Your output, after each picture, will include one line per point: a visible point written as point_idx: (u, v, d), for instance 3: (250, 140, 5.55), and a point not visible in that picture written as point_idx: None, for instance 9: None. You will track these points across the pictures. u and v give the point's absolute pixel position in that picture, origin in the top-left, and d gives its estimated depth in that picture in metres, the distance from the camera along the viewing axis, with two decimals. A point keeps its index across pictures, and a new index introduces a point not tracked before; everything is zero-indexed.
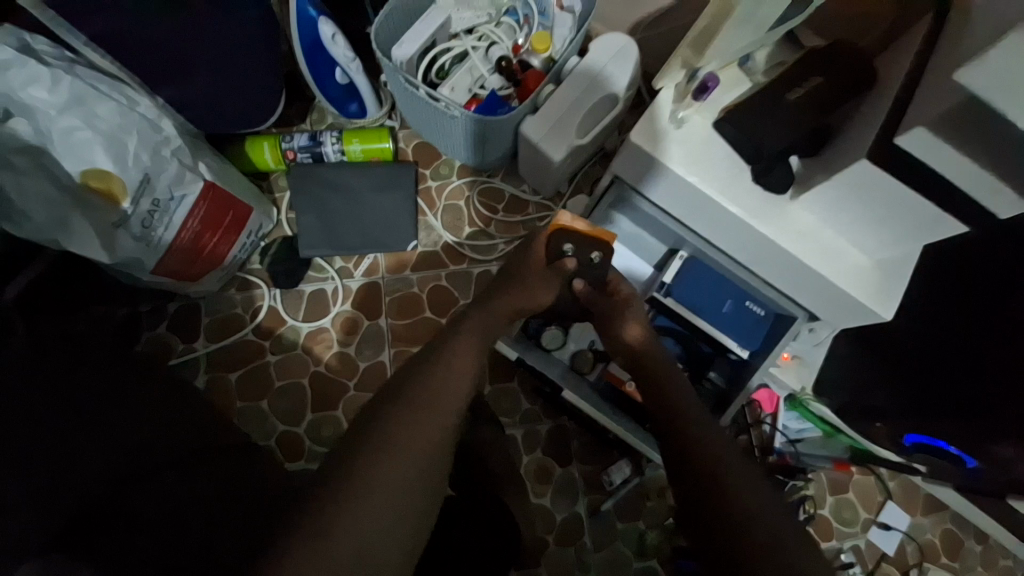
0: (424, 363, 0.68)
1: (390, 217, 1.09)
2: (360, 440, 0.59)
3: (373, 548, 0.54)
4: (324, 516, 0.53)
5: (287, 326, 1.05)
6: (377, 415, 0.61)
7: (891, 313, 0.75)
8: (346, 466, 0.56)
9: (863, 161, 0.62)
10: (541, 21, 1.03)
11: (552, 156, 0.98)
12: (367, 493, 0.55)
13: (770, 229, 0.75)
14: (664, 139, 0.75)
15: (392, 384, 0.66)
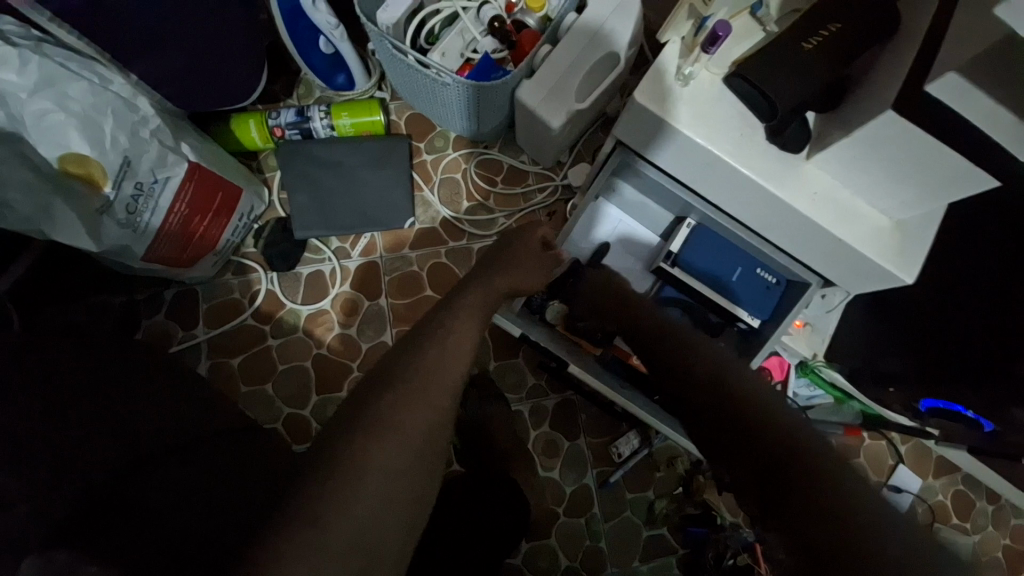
0: (426, 343, 0.66)
1: (386, 192, 1.06)
2: (358, 421, 0.57)
3: (374, 532, 0.53)
4: (323, 503, 0.51)
5: (286, 309, 1.04)
6: (377, 396, 0.59)
7: (911, 276, 0.71)
8: (347, 450, 0.54)
9: (889, 113, 0.58)
10: None
11: (551, 123, 0.93)
12: (368, 477, 0.54)
13: (783, 192, 0.71)
14: (670, 98, 0.70)
15: (393, 365, 0.63)
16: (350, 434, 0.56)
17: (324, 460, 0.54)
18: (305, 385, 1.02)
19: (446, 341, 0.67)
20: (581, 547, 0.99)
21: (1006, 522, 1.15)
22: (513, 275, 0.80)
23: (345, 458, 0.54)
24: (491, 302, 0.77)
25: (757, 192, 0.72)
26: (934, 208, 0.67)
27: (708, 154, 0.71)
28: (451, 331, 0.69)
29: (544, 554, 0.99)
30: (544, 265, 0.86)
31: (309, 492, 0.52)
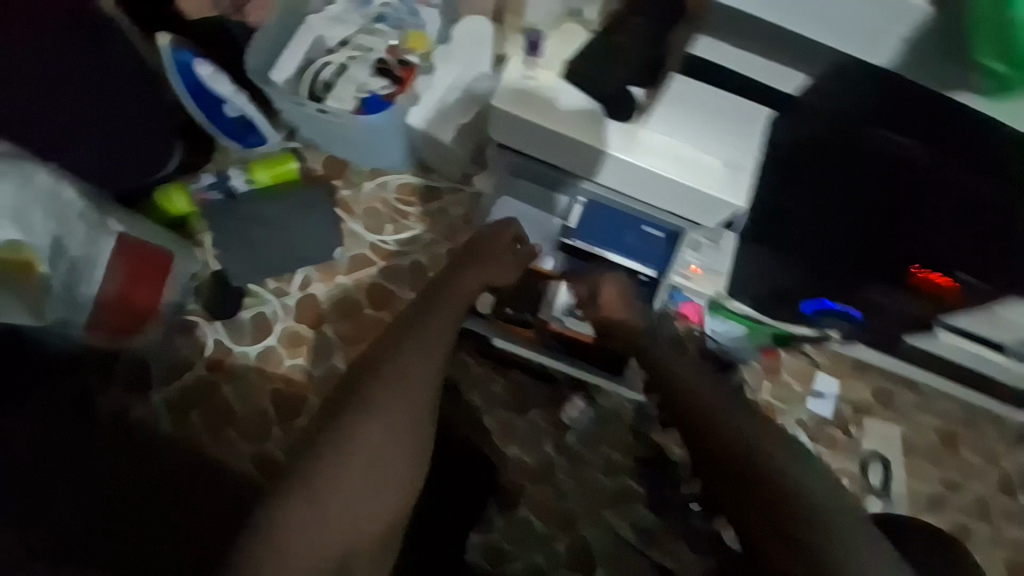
0: (391, 349, 0.71)
1: (313, 231, 1.16)
2: (328, 427, 0.63)
3: (344, 529, 0.59)
4: (297, 500, 0.58)
5: (236, 354, 1.10)
6: (345, 403, 0.65)
7: (742, 201, 0.84)
8: (321, 451, 0.61)
9: (678, 77, 0.75)
10: (413, 21, 1.11)
11: (440, 136, 1.07)
12: (335, 474, 0.60)
13: (634, 155, 0.84)
14: (521, 97, 0.85)
15: (363, 371, 0.68)
16: (320, 440, 0.62)
17: (298, 459, 0.61)
18: (265, 422, 1.07)
19: (409, 341, 0.72)
20: (551, 511, 1.08)
21: (929, 404, 1.27)
22: (483, 273, 0.89)
23: (317, 462, 0.60)
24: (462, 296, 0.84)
25: (609, 162, 0.85)
26: (750, 142, 0.82)
27: (559, 137, 0.85)
28: (414, 333, 0.73)
29: (519, 525, 1.06)
30: (510, 264, 0.95)
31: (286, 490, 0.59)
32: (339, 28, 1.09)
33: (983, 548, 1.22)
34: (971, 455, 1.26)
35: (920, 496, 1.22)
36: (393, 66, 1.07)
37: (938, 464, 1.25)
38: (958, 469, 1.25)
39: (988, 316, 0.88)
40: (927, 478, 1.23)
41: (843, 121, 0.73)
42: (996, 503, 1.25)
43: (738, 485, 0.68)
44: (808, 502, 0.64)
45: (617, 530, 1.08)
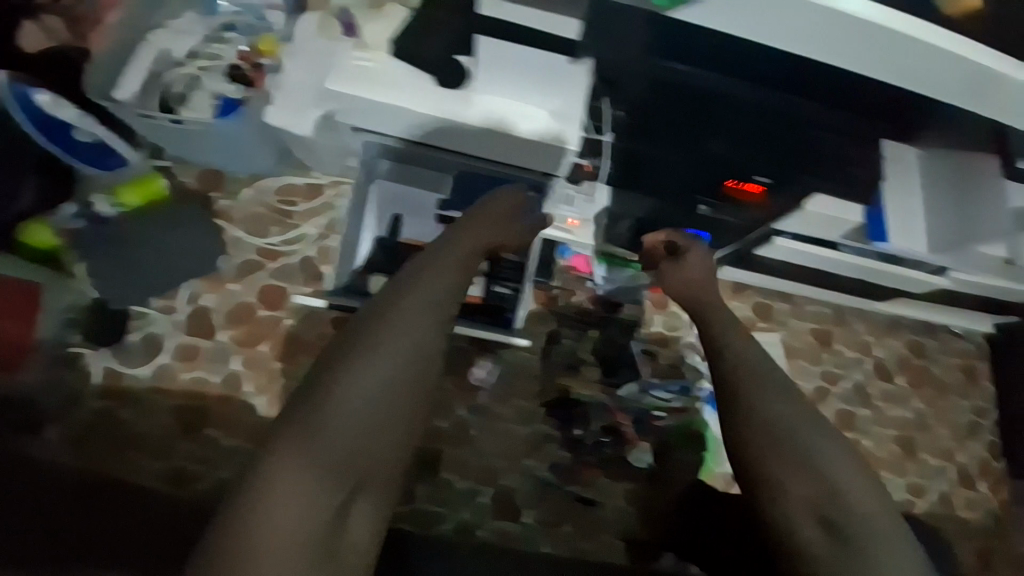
0: (384, 313, 0.66)
1: (192, 244, 1.16)
2: (317, 397, 0.61)
3: (328, 504, 0.59)
4: (280, 476, 0.58)
5: (129, 377, 1.09)
6: (339, 375, 0.62)
7: (574, 145, 0.92)
8: (311, 423, 0.59)
9: (481, 38, 0.87)
10: (261, 26, 1.13)
11: (303, 134, 1.03)
12: (320, 445, 0.59)
13: (462, 116, 0.90)
14: (352, 77, 0.87)
15: (361, 336, 0.64)
16: (309, 414, 0.60)
17: (284, 434, 0.59)
18: (172, 437, 1.08)
19: (404, 305, 0.66)
20: (471, 467, 1.13)
21: (806, 312, 1.38)
22: (484, 232, 0.80)
23: (305, 437, 0.59)
24: (467, 251, 0.76)
25: (452, 127, 0.91)
26: (565, 90, 0.90)
27: (394, 110, 0.89)
28: (408, 295, 0.67)
29: (443, 486, 1.12)
30: (516, 223, 0.87)
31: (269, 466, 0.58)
32: (185, 40, 1.10)
33: (869, 430, 1.35)
34: (846, 349, 1.39)
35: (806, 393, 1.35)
36: (246, 71, 1.08)
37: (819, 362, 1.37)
38: (837, 364, 1.38)
39: (802, 217, 0.99)
40: (810, 376, 1.36)
41: (623, 74, 0.88)
42: (875, 388, 1.38)
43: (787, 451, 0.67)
44: (796, 435, 0.68)
45: (535, 473, 1.15)
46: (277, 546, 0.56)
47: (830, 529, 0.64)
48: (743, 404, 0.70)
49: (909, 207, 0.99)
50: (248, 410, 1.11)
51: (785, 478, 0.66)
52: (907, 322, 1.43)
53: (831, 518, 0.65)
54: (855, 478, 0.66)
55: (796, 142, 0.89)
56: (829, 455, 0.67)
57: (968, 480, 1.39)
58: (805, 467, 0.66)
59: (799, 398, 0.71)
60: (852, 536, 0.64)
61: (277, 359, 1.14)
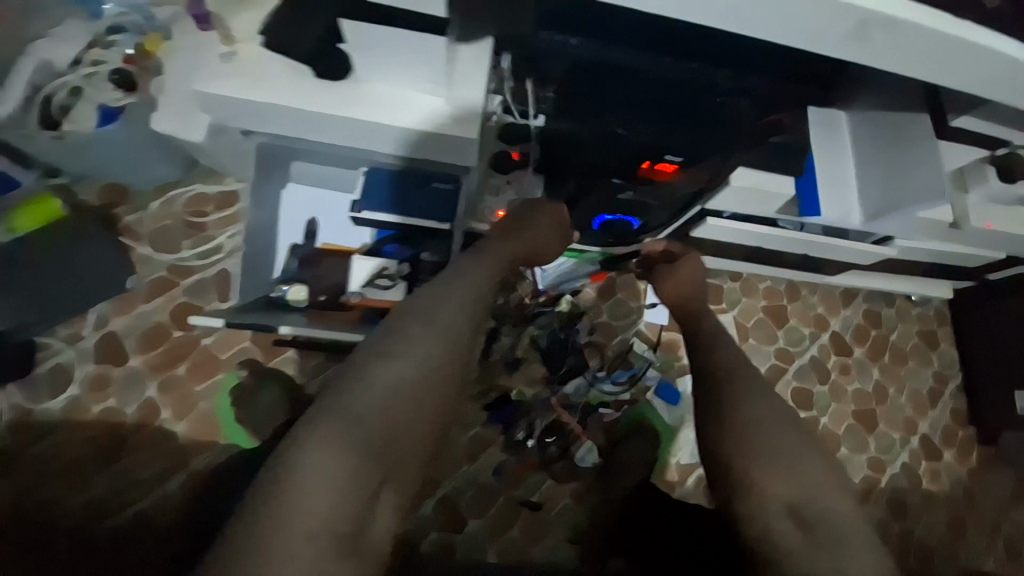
0: (423, 303, 0.66)
1: (95, 266, 1.08)
2: (363, 374, 0.59)
3: (364, 488, 0.55)
4: (320, 454, 0.54)
5: (37, 412, 1.03)
6: (387, 355, 0.61)
7: (473, 132, 0.85)
8: (350, 401, 0.58)
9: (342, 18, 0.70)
10: (150, 26, 1.04)
11: (196, 140, 0.93)
12: (360, 425, 0.57)
13: (347, 110, 0.83)
14: (219, 75, 0.81)
15: (402, 323, 0.64)
16: (350, 393, 0.58)
17: (325, 412, 0.57)
18: (87, 472, 1.01)
19: (441, 298, 0.67)
20: None
21: (756, 289, 1.35)
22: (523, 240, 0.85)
23: (349, 412, 0.57)
24: (498, 256, 0.78)
25: (335, 122, 0.84)
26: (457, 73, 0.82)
27: (271, 109, 0.82)
28: (447, 288, 0.68)
29: None
30: (546, 224, 0.89)
31: (307, 444, 0.55)
32: (65, 46, 1.02)
33: (826, 407, 1.32)
34: (800, 325, 1.35)
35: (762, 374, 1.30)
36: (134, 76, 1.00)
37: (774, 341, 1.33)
38: (791, 340, 1.34)
39: (728, 193, 0.92)
40: (766, 355, 1.31)
41: (514, 45, 0.77)
42: (832, 362, 1.35)
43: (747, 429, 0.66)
44: (773, 427, 0.66)
45: (477, 479, 1.11)
46: (297, 533, 0.51)
47: (803, 526, 0.60)
48: (732, 395, 0.69)
49: (843, 177, 0.97)
50: (169, 436, 1.05)
51: (762, 474, 0.63)
52: (859, 292, 1.41)
53: (808, 516, 0.60)
54: (831, 478, 0.63)
55: (704, 116, 0.81)
56: (796, 453, 0.64)
57: (933, 449, 1.36)
58: (780, 465, 0.63)
59: (775, 394, 0.70)
60: (829, 538, 0.59)
61: (194, 384, 1.09)
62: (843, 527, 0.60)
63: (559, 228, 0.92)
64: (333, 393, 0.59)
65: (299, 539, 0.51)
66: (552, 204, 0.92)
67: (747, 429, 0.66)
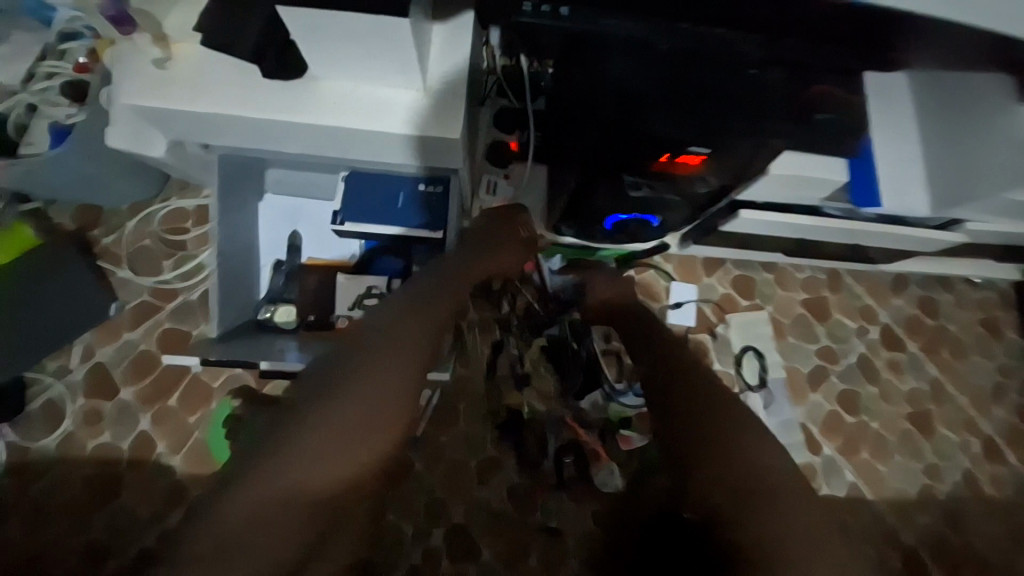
0: (387, 326, 0.66)
1: (71, 293, 1.00)
2: (325, 394, 0.59)
3: (324, 506, 0.55)
4: (278, 472, 0.54)
5: (32, 451, 1.00)
6: (347, 377, 0.60)
7: (456, 131, 0.72)
8: (312, 421, 0.57)
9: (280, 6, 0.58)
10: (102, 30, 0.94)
11: (158, 156, 0.83)
12: (319, 447, 0.56)
13: (305, 114, 0.71)
14: (158, 86, 0.69)
15: (367, 345, 0.64)
16: (312, 413, 0.58)
17: (287, 432, 0.57)
18: (86, 512, 0.98)
19: (405, 325, 0.67)
20: (419, 505, 1.03)
21: (793, 280, 1.20)
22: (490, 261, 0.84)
23: (312, 433, 0.56)
24: (456, 284, 0.77)
25: (294, 129, 0.72)
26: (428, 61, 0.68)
27: (222, 119, 0.71)
28: (410, 313, 0.69)
29: (389, 531, 1.01)
30: (516, 248, 0.88)
31: (265, 463, 0.54)
32: (14, 62, 0.93)
33: (873, 409, 1.19)
34: (845, 319, 1.21)
35: (801, 376, 1.17)
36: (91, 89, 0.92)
37: (816, 338, 1.19)
38: (835, 337, 1.20)
39: (767, 182, 0.76)
40: (806, 355, 1.18)
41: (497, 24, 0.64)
42: (881, 358, 1.21)
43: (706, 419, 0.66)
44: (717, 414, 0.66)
45: (489, 504, 1.04)
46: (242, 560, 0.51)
47: (745, 493, 0.59)
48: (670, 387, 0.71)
49: (902, 158, 0.82)
50: (165, 471, 1.00)
51: (699, 448, 0.63)
52: (911, 278, 1.25)
53: (747, 482, 0.60)
54: (774, 448, 0.63)
55: (734, 95, 0.66)
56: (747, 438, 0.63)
57: (999, 451, 1.22)
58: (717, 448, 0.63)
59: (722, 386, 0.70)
60: (766, 498, 0.59)
61: (189, 413, 1.03)
62: (782, 489, 0.59)
63: (524, 247, 0.90)
64: (296, 408, 0.59)
65: (256, 553, 0.51)
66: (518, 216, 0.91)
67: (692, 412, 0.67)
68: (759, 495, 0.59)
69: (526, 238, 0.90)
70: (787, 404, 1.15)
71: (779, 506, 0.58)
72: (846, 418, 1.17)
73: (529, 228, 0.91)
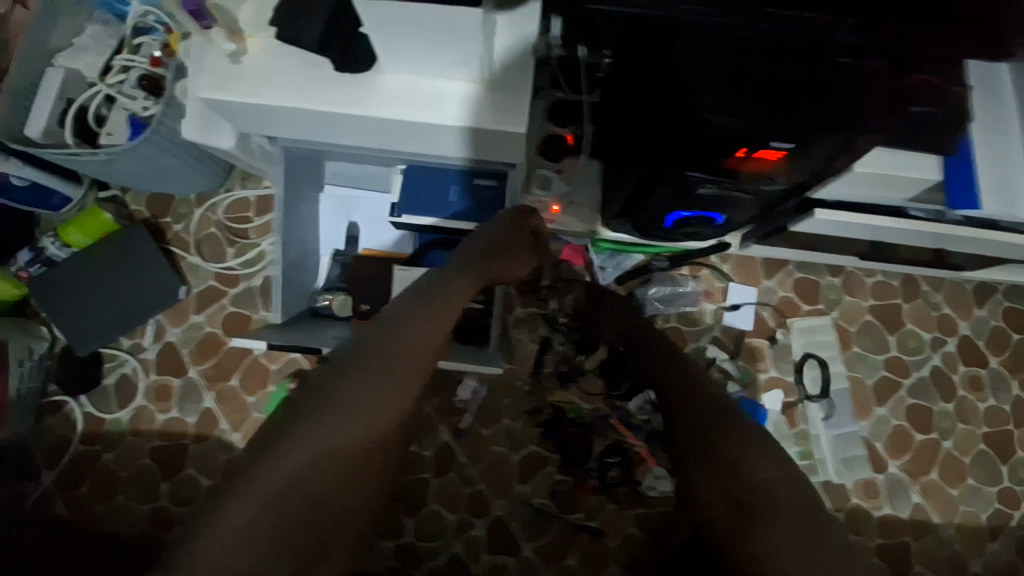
0: (405, 318, 0.60)
1: (147, 277, 1.06)
2: (341, 384, 0.53)
3: (299, 538, 0.48)
4: (287, 465, 0.49)
5: (107, 422, 1.07)
6: (365, 365, 0.55)
7: (521, 125, 0.72)
8: (327, 412, 0.51)
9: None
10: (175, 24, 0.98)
11: (225, 147, 0.86)
12: (333, 439, 0.51)
13: (369, 107, 0.71)
14: (232, 79, 0.71)
15: (385, 335, 0.58)
16: (327, 403, 0.52)
17: (298, 423, 0.51)
18: (153, 481, 1.04)
19: (425, 316, 0.61)
20: (461, 497, 1.04)
21: (862, 285, 1.14)
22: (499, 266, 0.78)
23: (326, 423, 0.51)
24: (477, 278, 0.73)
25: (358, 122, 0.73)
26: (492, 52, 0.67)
27: (292, 111, 0.72)
28: (428, 303, 0.63)
29: (431, 520, 1.03)
30: (531, 249, 0.85)
31: (277, 456, 0.49)
32: (93, 55, 0.98)
33: (947, 427, 1.11)
34: (918, 328, 1.13)
35: (867, 389, 1.10)
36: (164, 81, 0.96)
37: (882, 349, 1.12)
38: (906, 347, 1.12)
39: (849, 178, 0.73)
40: (872, 367, 1.11)
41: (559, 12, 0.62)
42: (956, 373, 1.13)
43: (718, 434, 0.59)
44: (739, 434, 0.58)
45: (531, 502, 1.03)
46: None
47: (733, 507, 0.55)
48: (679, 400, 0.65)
49: (1004, 156, 0.75)
50: (225, 447, 1.06)
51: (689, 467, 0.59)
52: (997, 287, 1.15)
53: (738, 495, 0.55)
54: (778, 460, 0.57)
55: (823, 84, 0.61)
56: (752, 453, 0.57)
57: None
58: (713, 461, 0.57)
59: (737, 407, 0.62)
60: (755, 516, 0.53)
61: (248, 394, 1.07)
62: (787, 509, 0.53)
63: (540, 246, 0.88)
64: (310, 395, 0.53)
65: (256, 556, 0.45)
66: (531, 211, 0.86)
67: (706, 417, 0.61)
68: (749, 510, 0.54)
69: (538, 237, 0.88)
70: (851, 417, 1.08)
71: (773, 533, 0.52)
72: (914, 435, 1.10)
73: (539, 229, 0.87)
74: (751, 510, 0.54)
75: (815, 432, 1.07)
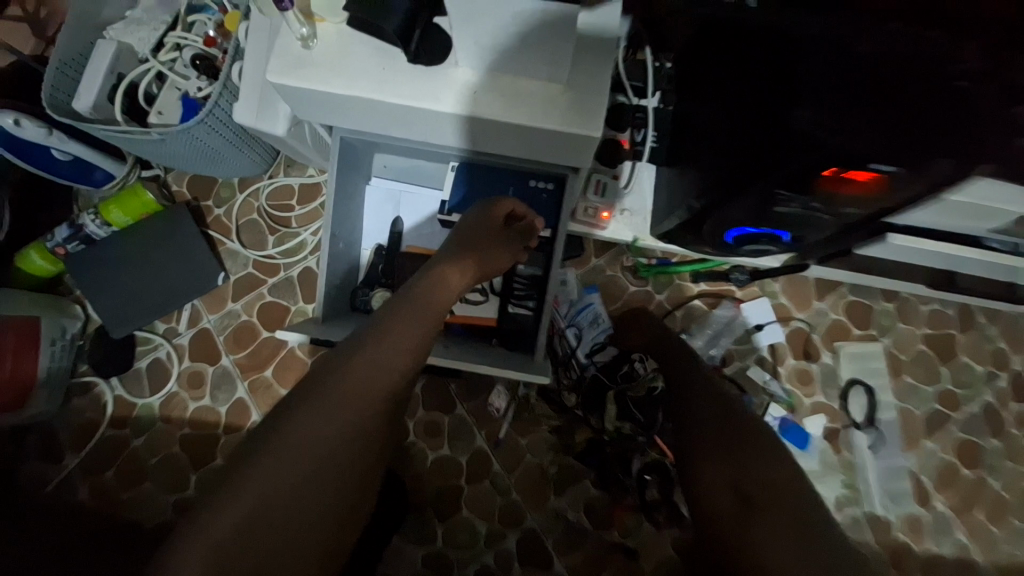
0: (368, 335, 0.59)
1: (187, 262, 1.05)
2: (305, 419, 0.50)
3: None
4: (237, 508, 0.44)
5: (138, 407, 1.05)
6: (321, 391, 0.52)
7: (598, 130, 0.67)
8: (303, 429, 0.49)
9: None
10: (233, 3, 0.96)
11: (277, 133, 0.83)
12: (296, 475, 0.47)
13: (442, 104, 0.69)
14: (303, 65, 0.68)
15: (347, 353, 0.56)
16: (284, 433, 0.48)
17: (254, 453, 0.47)
18: (181, 471, 1.03)
19: (386, 332, 0.60)
20: (492, 505, 1.03)
21: (917, 313, 1.10)
22: (468, 263, 0.77)
23: (286, 459, 0.47)
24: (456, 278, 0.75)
25: (426, 115, 0.71)
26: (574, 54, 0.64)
27: (364, 102, 0.69)
28: (391, 318, 0.63)
29: (462, 528, 1.03)
30: (509, 244, 0.84)
31: (225, 495, 0.44)
32: (144, 29, 0.95)
33: (998, 466, 1.07)
34: (973, 362, 1.10)
35: (916, 420, 1.07)
36: (219, 61, 0.94)
37: (935, 381, 1.09)
38: (959, 381, 1.09)
39: (941, 206, 0.70)
40: (923, 399, 1.08)
41: None
42: (1006, 411, 1.09)
43: (727, 424, 0.63)
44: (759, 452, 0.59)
45: (566, 515, 1.03)
46: None
47: (745, 503, 0.55)
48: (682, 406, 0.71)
49: None
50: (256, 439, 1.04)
51: (708, 461, 0.61)
52: None
53: (743, 487, 0.57)
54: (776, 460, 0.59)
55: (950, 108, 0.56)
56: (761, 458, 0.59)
57: None
58: (725, 458, 0.60)
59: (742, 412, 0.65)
60: (761, 508, 0.54)
61: (283, 386, 1.06)
62: (770, 499, 0.55)
63: (512, 234, 0.87)
64: (264, 427, 0.49)
65: None
66: (500, 201, 0.83)
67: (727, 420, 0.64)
68: (755, 504, 0.55)
69: (511, 227, 0.86)
70: (898, 449, 1.06)
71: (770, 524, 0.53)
72: (960, 472, 1.06)
73: (516, 212, 0.86)
74: (760, 494, 0.55)
75: (859, 462, 1.04)
